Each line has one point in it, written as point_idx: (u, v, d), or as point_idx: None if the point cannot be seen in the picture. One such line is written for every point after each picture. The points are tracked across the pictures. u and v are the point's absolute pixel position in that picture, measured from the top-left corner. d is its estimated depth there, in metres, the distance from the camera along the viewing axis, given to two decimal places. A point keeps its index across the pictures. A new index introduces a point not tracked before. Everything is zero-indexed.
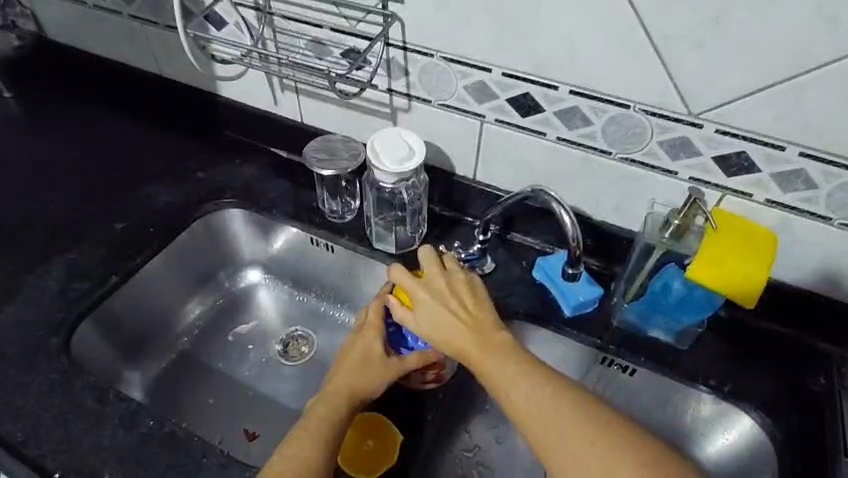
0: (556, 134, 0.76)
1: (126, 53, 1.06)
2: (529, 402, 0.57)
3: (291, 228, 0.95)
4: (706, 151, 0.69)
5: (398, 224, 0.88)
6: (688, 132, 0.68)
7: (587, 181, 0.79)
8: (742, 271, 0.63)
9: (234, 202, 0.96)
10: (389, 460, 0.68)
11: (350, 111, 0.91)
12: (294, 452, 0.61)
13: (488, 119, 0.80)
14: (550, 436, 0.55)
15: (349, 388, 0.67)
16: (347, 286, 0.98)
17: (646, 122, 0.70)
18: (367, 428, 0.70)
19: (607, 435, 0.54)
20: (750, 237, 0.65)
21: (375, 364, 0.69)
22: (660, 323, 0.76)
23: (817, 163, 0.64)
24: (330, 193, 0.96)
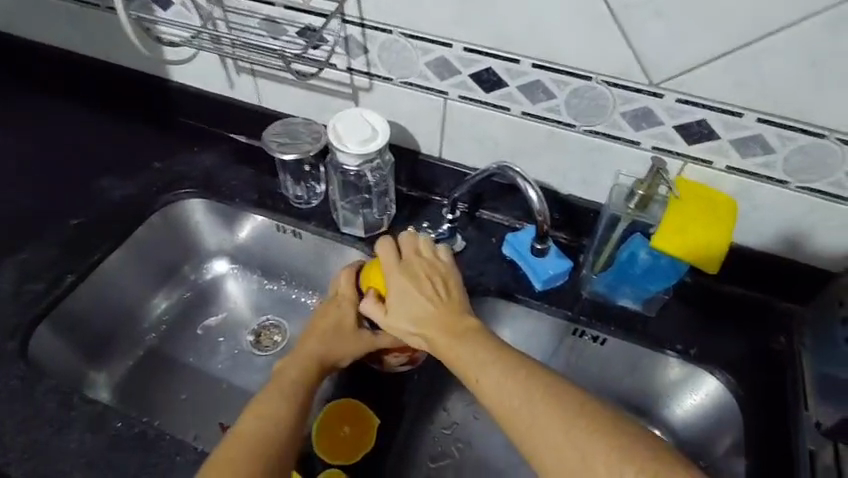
0: (520, 109, 0.76)
1: (64, 38, 0.99)
2: (497, 386, 0.56)
3: (256, 216, 0.92)
4: (667, 120, 0.69)
5: (364, 208, 0.86)
6: (649, 101, 0.69)
7: (553, 155, 0.78)
8: (704, 239, 0.64)
9: (194, 192, 0.93)
10: (366, 446, 0.67)
11: (309, 92, 0.88)
12: (262, 408, 0.61)
13: (451, 96, 0.78)
14: (519, 421, 0.54)
15: (322, 355, 0.68)
16: (318, 273, 0.96)
17: (608, 93, 0.70)
18: (340, 415, 0.69)
19: (575, 415, 0.53)
20: (712, 205, 0.66)
21: (348, 334, 0.70)
22: (628, 292, 0.77)
23: (774, 128, 0.65)
24: (294, 179, 0.92)
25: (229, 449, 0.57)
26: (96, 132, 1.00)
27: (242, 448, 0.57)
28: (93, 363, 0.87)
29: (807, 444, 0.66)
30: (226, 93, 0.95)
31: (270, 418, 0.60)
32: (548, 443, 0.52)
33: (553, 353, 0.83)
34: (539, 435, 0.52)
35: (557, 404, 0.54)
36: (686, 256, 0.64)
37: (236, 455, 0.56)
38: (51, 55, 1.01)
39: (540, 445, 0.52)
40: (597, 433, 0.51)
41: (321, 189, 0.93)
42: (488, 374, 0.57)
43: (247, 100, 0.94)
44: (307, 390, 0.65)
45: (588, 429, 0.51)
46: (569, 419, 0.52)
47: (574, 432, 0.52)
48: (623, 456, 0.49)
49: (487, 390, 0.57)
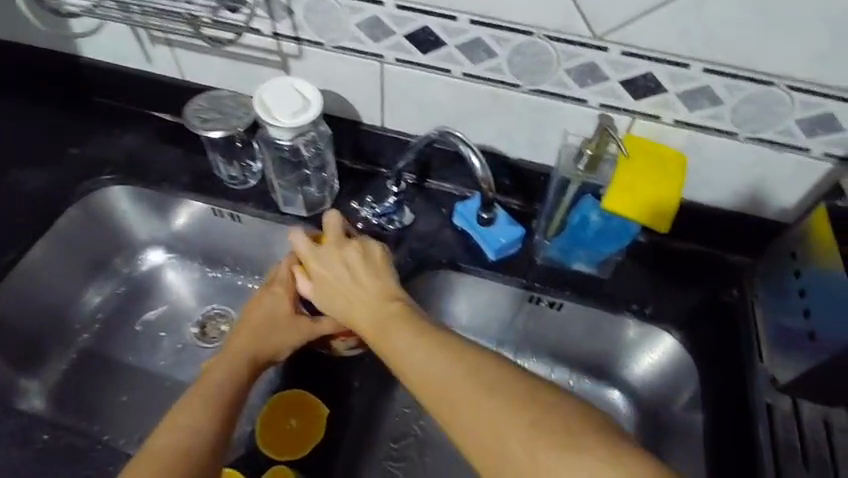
0: (460, 70, 0.71)
1: None
2: (434, 378, 0.51)
3: (192, 201, 0.84)
4: (612, 74, 0.66)
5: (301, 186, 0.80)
6: (593, 56, 0.64)
7: (497, 117, 0.74)
8: (656, 195, 0.61)
9: (116, 179, 0.84)
10: (317, 435, 0.64)
11: (234, 61, 0.80)
12: (180, 415, 0.56)
13: (387, 60, 0.72)
14: (453, 414, 0.48)
15: (249, 346, 0.63)
16: (260, 257, 0.88)
17: (550, 49, 0.66)
18: (288, 407, 0.65)
19: (513, 404, 0.46)
20: (661, 159, 0.63)
21: (280, 322, 0.66)
22: (581, 255, 0.74)
23: (721, 78, 0.62)
24: (226, 158, 0.84)
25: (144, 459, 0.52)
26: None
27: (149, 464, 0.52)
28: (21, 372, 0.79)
29: (765, 398, 0.64)
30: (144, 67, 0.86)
31: (189, 424, 0.55)
32: (481, 440, 0.46)
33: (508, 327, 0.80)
34: (473, 430, 0.46)
35: (492, 395, 0.47)
36: (639, 215, 0.62)
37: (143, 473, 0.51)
38: None
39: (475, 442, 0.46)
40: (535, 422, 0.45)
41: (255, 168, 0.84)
42: (423, 366, 0.52)
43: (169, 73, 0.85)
44: (233, 388, 0.59)
45: (522, 419, 0.45)
46: (504, 408, 0.46)
47: (510, 424, 0.45)
48: (559, 446, 0.43)
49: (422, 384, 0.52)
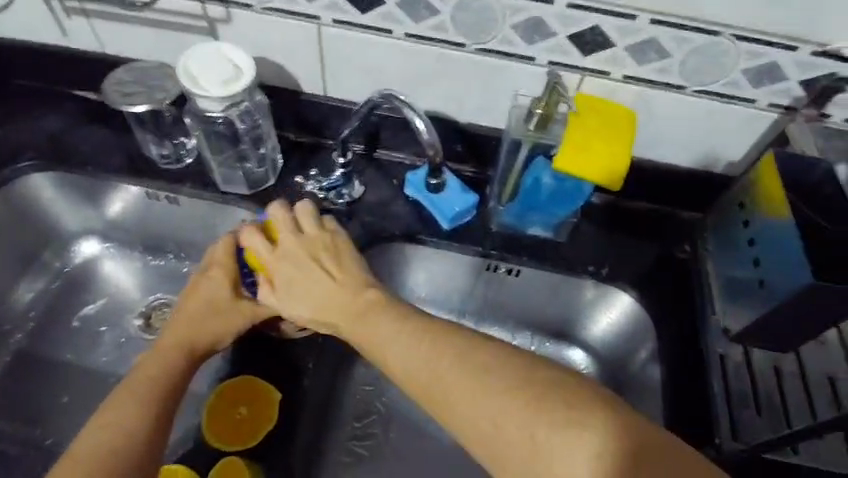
0: (402, 30, 0.54)
1: None
2: (411, 368, 0.41)
3: (128, 186, 0.63)
4: (561, 29, 0.51)
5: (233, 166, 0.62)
6: (539, 10, 0.50)
7: (453, 78, 0.57)
8: (605, 154, 0.49)
9: (35, 162, 0.63)
10: (270, 422, 0.51)
11: (159, 27, 0.59)
12: (105, 414, 0.45)
13: (324, 23, 0.55)
14: (436, 400, 0.39)
15: (181, 341, 0.51)
16: (213, 241, 0.68)
17: (493, 0, 0.50)
18: (237, 393, 0.53)
19: (509, 383, 0.37)
20: (612, 115, 0.51)
21: (223, 313, 0.53)
22: (536, 219, 0.60)
23: (667, 30, 0.48)
24: (157, 134, 0.64)
25: None
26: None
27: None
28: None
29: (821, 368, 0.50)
30: (32, 27, 0.62)
31: (111, 426, 0.44)
32: (473, 432, 0.37)
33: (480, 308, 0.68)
34: (463, 418, 0.38)
35: (480, 377, 0.38)
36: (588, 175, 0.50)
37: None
38: None
39: (465, 433, 0.37)
40: (536, 401, 0.36)
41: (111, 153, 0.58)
42: (390, 348, 0.43)
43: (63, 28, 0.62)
44: (172, 379, 0.48)
45: (520, 397, 0.37)
46: (494, 387, 0.37)
47: (504, 408, 0.37)
48: (570, 425, 0.34)
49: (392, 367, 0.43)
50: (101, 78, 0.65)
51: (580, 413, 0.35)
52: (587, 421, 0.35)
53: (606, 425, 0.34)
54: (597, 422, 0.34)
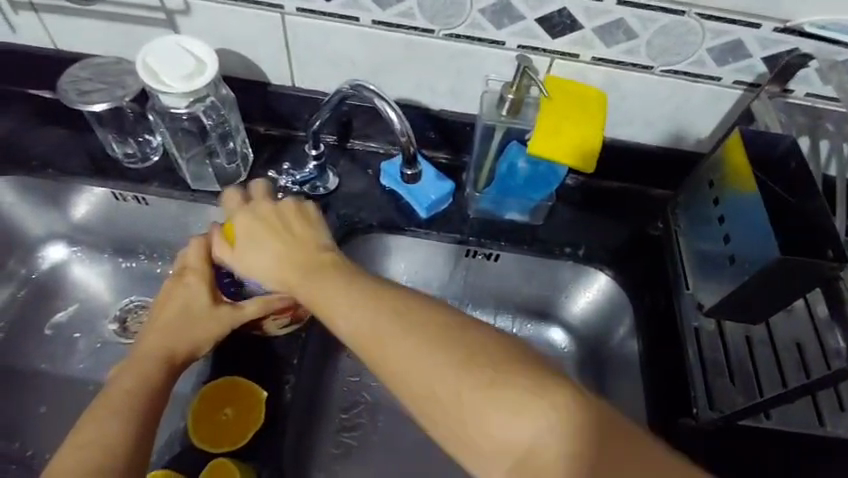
0: (591, 55, 0.69)
1: (41, 36, 0.78)
2: (355, 334, 0.48)
3: (333, 182, 0.80)
4: (703, 41, 0.65)
5: (413, 167, 0.75)
6: (671, 23, 0.64)
7: (607, 88, 0.72)
8: (579, 139, 0.65)
9: (272, 169, 0.80)
10: (257, 422, 0.59)
11: (366, 61, 0.73)
12: (142, 357, 0.57)
13: (509, 47, 0.69)
14: (427, 390, 0.44)
15: (267, 268, 0.57)
16: (394, 246, 0.81)
17: (631, 25, 0.65)
18: (225, 396, 0.60)
19: (505, 379, 0.42)
20: (578, 99, 0.67)
21: (305, 255, 0.56)
22: (514, 204, 0.78)
23: (750, 30, 0.63)
24: (360, 135, 0.83)
25: (112, 396, 0.53)
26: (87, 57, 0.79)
27: (145, 382, 0.55)
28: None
29: None
30: (233, 32, 0.72)
31: (140, 369, 0.56)
32: (455, 417, 0.43)
33: (608, 305, 0.79)
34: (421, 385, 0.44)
35: (462, 359, 0.44)
36: (563, 158, 0.66)
37: (140, 390, 0.54)
38: (39, 60, 0.80)
39: (445, 414, 0.43)
40: (519, 390, 0.42)
41: (315, 153, 0.76)
42: (397, 339, 0.46)
43: (264, 40, 0.73)
44: (204, 336, 0.60)
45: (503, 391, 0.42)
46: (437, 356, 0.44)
47: (483, 402, 0.42)
48: (510, 401, 0.42)
49: (391, 367, 0.45)
50: (274, 105, 0.80)
51: (538, 399, 0.41)
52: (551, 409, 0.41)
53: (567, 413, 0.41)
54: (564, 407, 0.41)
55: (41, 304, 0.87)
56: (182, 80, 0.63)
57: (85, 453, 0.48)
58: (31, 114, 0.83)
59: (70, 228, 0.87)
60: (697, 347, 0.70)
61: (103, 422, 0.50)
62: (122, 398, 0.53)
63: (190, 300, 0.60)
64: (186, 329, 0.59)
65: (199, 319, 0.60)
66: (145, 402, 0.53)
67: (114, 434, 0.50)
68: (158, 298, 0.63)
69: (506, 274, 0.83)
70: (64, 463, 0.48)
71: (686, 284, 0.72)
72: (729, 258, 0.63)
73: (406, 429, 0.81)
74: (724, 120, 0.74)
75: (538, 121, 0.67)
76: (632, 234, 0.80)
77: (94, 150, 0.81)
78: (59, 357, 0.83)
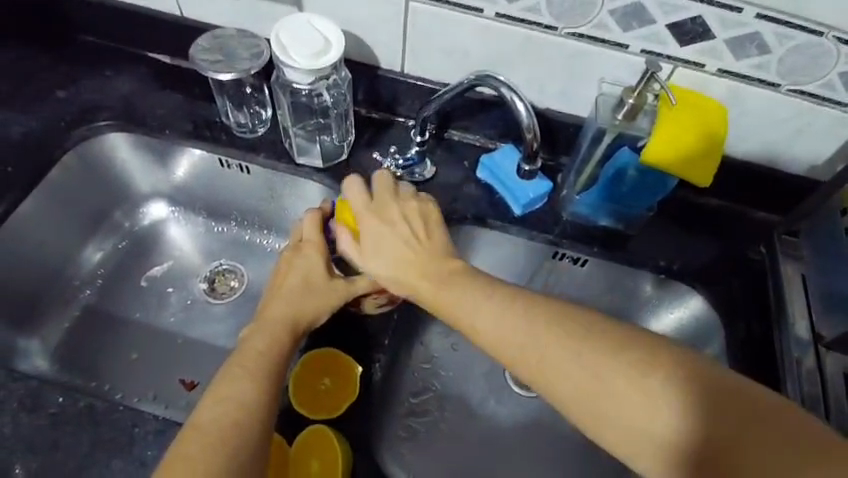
0: (717, 66, 0.66)
1: (169, 3, 0.82)
2: (490, 334, 0.54)
3: (430, 169, 0.81)
4: (842, 62, 0.62)
5: (533, 164, 0.75)
6: (811, 40, 0.61)
7: (728, 102, 0.70)
8: (700, 149, 0.63)
9: (371, 152, 0.82)
10: (352, 394, 0.62)
11: (481, 54, 0.74)
12: (265, 321, 0.59)
13: (632, 50, 0.68)
14: (555, 379, 0.50)
15: (399, 266, 0.61)
16: (480, 241, 0.81)
17: (767, 39, 0.62)
18: (323, 366, 0.63)
19: (624, 361, 0.48)
20: (708, 111, 0.64)
21: (434, 264, 0.60)
22: (611, 211, 0.76)
23: None
24: (460, 126, 0.83)
25: (244, 356, 0.55)
26: (209, 27, 0.83)
27: (275, 344, 0.57)
28: (238, 283, 0.90)
29: None
30: (355, 14, 0.74)
31: (268, 333, 0.58)
32: (591, 400, 0.48)
33: (697, 325, 0.77)
34: (551, 376, 0.50)
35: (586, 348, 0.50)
36: (679, 168, 0.65)
37: (269, 355, 0.56)
38: (165, 25, 0.84)
39: (582, 399, 0.49)
40: (639, 370, 0.47)
41: (419, 140, 0.77)
42: (528, 335, 0.52)
43: (384, 25, 0.74)
44: (326, 302, 0.62)
45: (621, 371, 0.48)
46: (559, 347, 0.50)
47: (614, 385, 0.48)
48: (644, 386, 0.47)
49: (530, 370, 0.51)
50: (381, 89, 0.81)
51: (661, 379, 0.47)
52: (677, 378, 0.46)
53: (685, 381, 0.46)
54: (686, 381, 0.46)
55: (141, 257, 0.91)
56: (309, 58, 0.64)
57: (224, 407, 0.50)
58: (149, 76, 0.87)
59: (172, 188, 0.91)
60: (796, 382, 0.67)
61: (238, 382, 0.52)
62: (253, 360, 0.55)
63: (310, 269, 0.63)
64: (308, 296, 0.62)
65: (318, 288, 0.63)
66: (273, 365, 0.55)
67: (250, 394, 0.52)
68: (277, 265, 0.66)
69: (590, 282, 0.82)
70: (204, 415, 0.49)
71: (790, 316, 0.71)
72: None
73: (472, 421, 0.82)
74: (845, 148, 0.71)
75: (656, 127, 0.65)
76: (730, 255, 0.77)
77: (207, 117, 0.84)
78: (152, 309, 0.88)
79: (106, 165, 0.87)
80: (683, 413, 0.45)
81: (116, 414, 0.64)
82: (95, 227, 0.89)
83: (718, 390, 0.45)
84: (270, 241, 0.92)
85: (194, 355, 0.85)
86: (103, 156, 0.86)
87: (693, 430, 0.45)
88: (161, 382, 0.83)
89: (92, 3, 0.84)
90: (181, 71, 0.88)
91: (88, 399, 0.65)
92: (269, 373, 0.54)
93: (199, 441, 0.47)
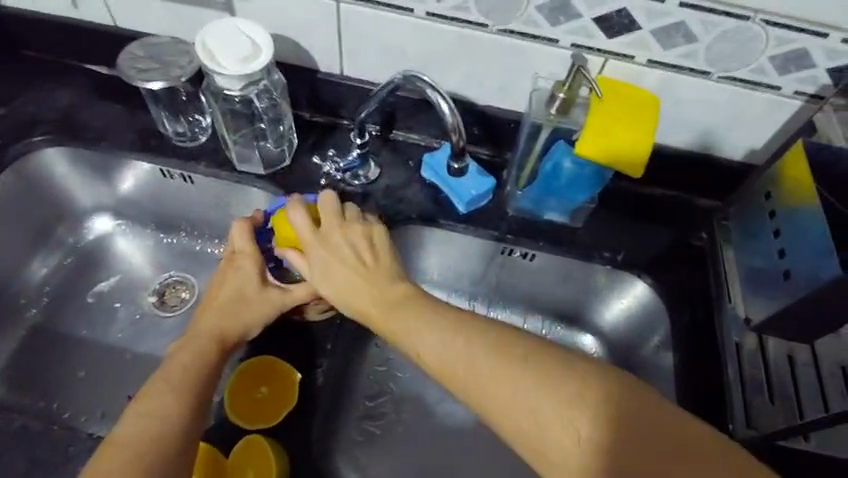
0: (646, 57, 0.67)
1: (101, 13, 0.81)
2: (424, 351, 0.55)
3: (373, 171, 0.80)
4: (767, 48, 0.63)
5: (460, 160, 0.76)
6: (734, 28, 0.62)
7: (663, 92, 0.71)
8: (630, 142, 0.63)
9: (315, 156, 0.81)
10: (289, 402, 0.61)
11: (417, 53, 0.73)
12: (191, 339, 0.60)
13: (563, 45, 0.68)
14: (480, 391, 0.51)
15: (346, 295, 0.61)
16: (428, 239, 0.81)
17: (691, 28, 0.63)
18: (261, 374, 0.63)
19: (546, 377, 0.50)
20: (636, 104, 0.65)
21: (365, 269, 0.61)
22: (555, 204, 0.77)
23: (818, 40, 0.60)
24: (404, 126, 0.83)
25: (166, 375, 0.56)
26: (144, 36, 0.81)
27: (202, 361, 0.58)
28: (189, 295, 0.89)
29: None
30: (288, 18, 0.73)
31: (193, 352, 0.59)
32: (509, 408, 0.50)
33: (644, 314, 0.78)
34: (476, 387, 0.52)
35: (510, 362, 0.52)
36: (611, 161, 0.65)
37: (193, 373, 0.57)
38: (98, 35, 0.82)
39: (505, 411, 0.50)
40: (562, 384, 0.50)
41: (360, 142, 0.77)
42: (470, 356, 0.53)
43: (318, 28, 0.73)
44: (258, 317, 0.63)
45: (546, 387, 0.50)
46: (486, 362, 0.52)
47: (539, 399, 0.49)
48: (570, 405, 0.49)
49: (457, 380, 0.53)
50: (322, 93, 0.81)
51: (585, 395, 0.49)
52: (599, 394, 0.49)
53: (609, 396, 0.49)
54: (609, 400, 0.49)
55: (87, 272, 0.89)
56: (237, 63, 0.64)
57: (146, 425, 0.51)
58: (86, 88, 0.86)
59: (117, 201, 0.90)
60: (737, 364, 0.68)
61: (163, 398, 0.53)
62: (179, 377, 0.56)
63: (241, 283, 0.64)
64: (239, 310, 0.63)
65: (250, 300, 0.64)
66: (198, 383, 0.56)
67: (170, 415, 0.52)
68: (214, 276, 0.68)
69: (541, 276, 0.82)
70: (122, 437, 0.50)
71: (730, 298, 0.71)
72: (784, 273, 0.62)
73: (430, 422, 0.81)
74: (779, 133, 0.71)
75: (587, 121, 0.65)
76: (674, 243, 0.78)
77: (146, 127, 0.83)
78: (99, 325, 0.86)
79: (45, 181, 0.85)
80: (605, 428, 0.48)
81: (52, 433, 0.63)
82: (37, 244, 0.87)
83: (641, 411, 0.49)
84: (221, 251, 0.90)
85: (144, 370, 0.83)
86: (40, 172, 0.84)
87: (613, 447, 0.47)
88: (110, 400, 0.81)
89: (23, 16, 0.83)
90: (120, 82, 0.86)
91: (24, 419, 0.63)
92: (192, 392, 0.55)
93: (121, 459, 0.48)
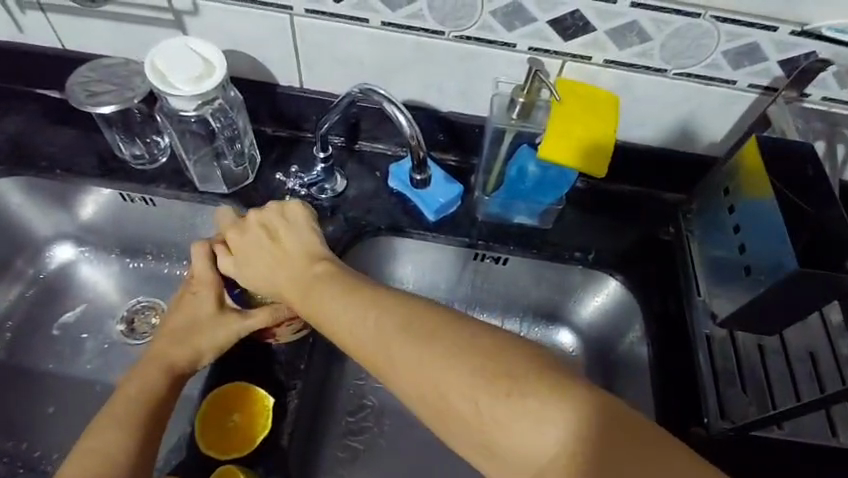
0: (603, 57, 0.67)
1: (47, 36, 0.78)
2: (356, 340, 0.50)
3: (339, 182, 0.79)
4: (719, 43, 0.63)
5: (423, 171, 0.75)
6: (686, 25, 0.62)
7: (623, 90, 0.71)
8: (592, 142, 0.64)
9: (279, 171, 0.80)
10: (261, 433, 0.61)
11: (375, 63, 0.73)
12: (147, 363, 0.62)
13: (520, 48, 0.68)
14: (412, 384, 0.46)
15: (278, 287, 0.60)
16: (400, 249, 0.80)
17: (644, 27, 0.63)
18: (229, 403, 0.62)
19: (481, 365, 0.45)
20: (596, 103, 0.65)
21: (291, 257, 0.60)
22: (521, 208, 0.77)
23: (767, 33, 0.61)
24: (368, 135, 0.82)
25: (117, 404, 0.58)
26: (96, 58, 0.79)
27: (151, 390, 0.60)
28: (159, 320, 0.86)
29: None
30: (242, 33, 0.72)
31: (148, 376, 0.60)
32: (442, 400, 0.45)
33: (617, 310, 0.79)
34: (408, 382, 0.47)
35: (444, 349, 0.46)
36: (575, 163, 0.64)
37: (148, 399, 0.59)
38: (47, 59, 0.80)
39: (440, 407, 0.45)
40: (503, 376, 0.44)
41: (322, 155, 0.76)
42: (402, 350, 0.47)
43: (274, 42, 0.72)
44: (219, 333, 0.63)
45: (484, 379, 0.44)
46: (418, 348, 0.47)
47: (475, 394, 0.44)
48: (519, 399, 0.43)
49: (385, 370, 0.48)
50: (283, 106, 0.79)
51: (528, 388, 0.43)
52: (543, 389, 0.43)
53: (557, 390, 0.42)
54: (557, 395, 0.42)
55: (50, 304, 0.87)
56: (189, 83, 0.62)
57: (94, 465, 0.53)
58: (38, 114, 0.83)
59: (78, 228, 0.87)
60: (709, 355, 0.69)
61: (111, 435, 0.55)
62: (124, 405, 0.58)
63: (198, 309, 0.64)
64: (198, 334, 0.63)
65: (208, 325, 0.63)
66: (151, 411, 0.58)
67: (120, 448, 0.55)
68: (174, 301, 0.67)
69: (514, 278, 0.82)
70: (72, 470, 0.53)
71: (698, 290, 0.72)
72: (744, 268, 0.64)
73: (412, 433, 0.81)
74: (737, 126, 0.73)
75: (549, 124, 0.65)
76: (643, 238, 0.79)
77: (103, 151, 0.80)
78: (66, 358, 0.84)
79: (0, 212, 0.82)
80: (552, 425, 0.41)
81: None
82: None
83: (601, 412, 0.42)
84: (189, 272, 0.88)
85: None
86: None
87: (561, 447, 0.41)
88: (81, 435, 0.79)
89: None
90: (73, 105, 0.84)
91: None
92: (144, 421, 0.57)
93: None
